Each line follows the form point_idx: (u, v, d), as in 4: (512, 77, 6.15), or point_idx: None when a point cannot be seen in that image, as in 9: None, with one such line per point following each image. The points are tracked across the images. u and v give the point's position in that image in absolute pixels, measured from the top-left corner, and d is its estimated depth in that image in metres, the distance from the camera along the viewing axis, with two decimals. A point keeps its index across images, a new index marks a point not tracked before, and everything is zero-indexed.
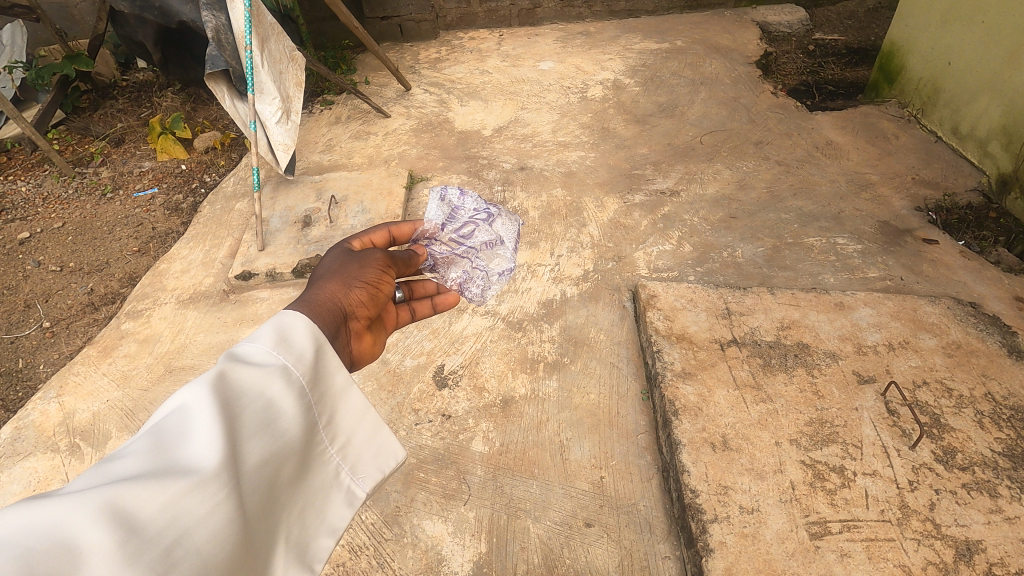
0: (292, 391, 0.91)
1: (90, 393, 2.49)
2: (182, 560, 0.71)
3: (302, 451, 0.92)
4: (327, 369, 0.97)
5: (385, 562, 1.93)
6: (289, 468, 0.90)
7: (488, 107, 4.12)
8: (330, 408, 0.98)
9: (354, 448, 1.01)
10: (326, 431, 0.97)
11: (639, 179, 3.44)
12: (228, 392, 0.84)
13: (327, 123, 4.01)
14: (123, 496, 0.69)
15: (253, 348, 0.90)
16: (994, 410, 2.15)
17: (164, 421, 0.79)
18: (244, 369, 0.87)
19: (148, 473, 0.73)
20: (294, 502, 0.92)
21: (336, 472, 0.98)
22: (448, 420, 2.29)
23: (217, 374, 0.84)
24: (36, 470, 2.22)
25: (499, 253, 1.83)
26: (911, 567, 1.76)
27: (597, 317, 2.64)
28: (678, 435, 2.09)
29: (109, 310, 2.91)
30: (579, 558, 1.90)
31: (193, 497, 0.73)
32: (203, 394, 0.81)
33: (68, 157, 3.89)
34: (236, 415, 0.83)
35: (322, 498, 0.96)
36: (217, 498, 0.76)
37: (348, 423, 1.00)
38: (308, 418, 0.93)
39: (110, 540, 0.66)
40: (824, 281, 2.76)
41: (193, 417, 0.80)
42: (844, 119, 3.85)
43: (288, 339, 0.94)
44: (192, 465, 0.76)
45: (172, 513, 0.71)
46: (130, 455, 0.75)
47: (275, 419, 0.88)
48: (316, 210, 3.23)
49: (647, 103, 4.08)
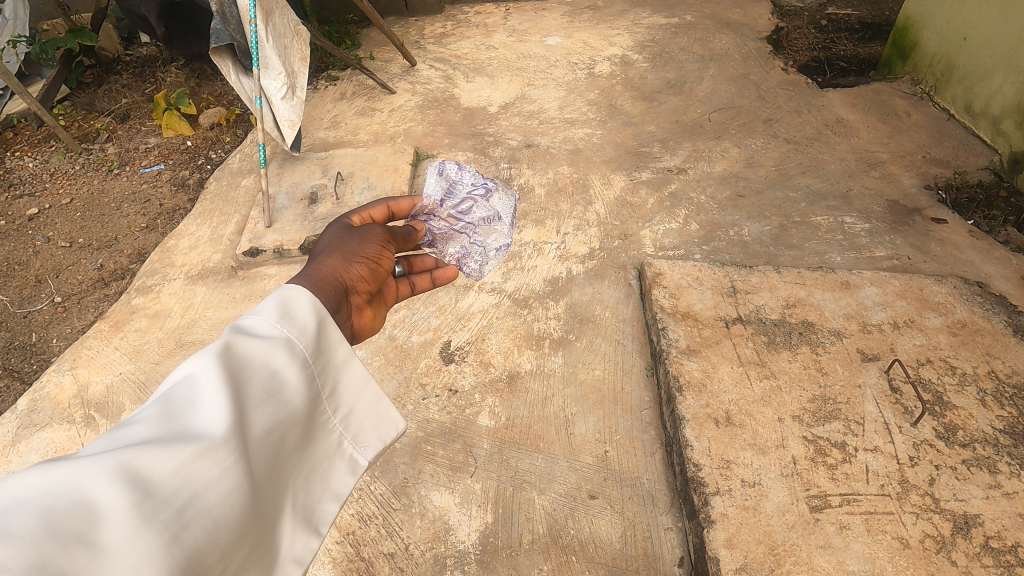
0: (295, 363, 0.92)
1: (103, 366, 2.53)
2: (195, 520, 0.74)
3: (307, 421, 0.95)
4: (329, 342, 0.99)
5: (394, 531, 1.98)
6: (294, 436, 0.93)
7: (494, 84, 4.07)
8: (332, 380, 1.00)
9: (356, 418, 1.03)
10: (330, 402, 0.99)
11: (646, 157, 3.41)
12: (234, 362, 0.86)
13: (332, 99, 3.99)
14: (135, 460, 0.71)
15: (257, 320, 0.92)
16: (996, 388, 2.17)
17: (173, 390, 0.82)
18: (249, 341, 0.89)
19: (159, 438, 0.75)
20: (300, 469, 0.94)
21: (338, 441, 1.01)
22: (455, 395, 2.32)
23: (222, 345, 0.86)
24: (53, 440, 2.27)
25: (496, 229, 1.85)
26: (909, 540, 1.80)
27: (603, 295, 2.65)
28: (681, 411, 2.12)
29: (119, 285, 2.94)
30: (583, 529, 1.95)
31: (202, 461, 0.75)
32: (211, 364, 0.83)
33: (74, 133, 3.88)
34: (241, 385, 0.85)
35: (325, 465, 0.99)
36: (226, 463, 0.78)
37: (350, 395, 1.02)
38: (312, 389, 0.95)
39: (125, 500, 0.68)
40: (830, 260, 2.76)
41: (201, 387, 0.82)
42: (856, 96, 3.79)
43: (291, 312, 0.95)
44: (201, 431, 0.78)
45: (181, 476, 0.73)
46: (141, 422, 0.77)
47: (280, 388, 0.90)
48: (322, 187, 3.23)
49: (655, 80, 4.03)
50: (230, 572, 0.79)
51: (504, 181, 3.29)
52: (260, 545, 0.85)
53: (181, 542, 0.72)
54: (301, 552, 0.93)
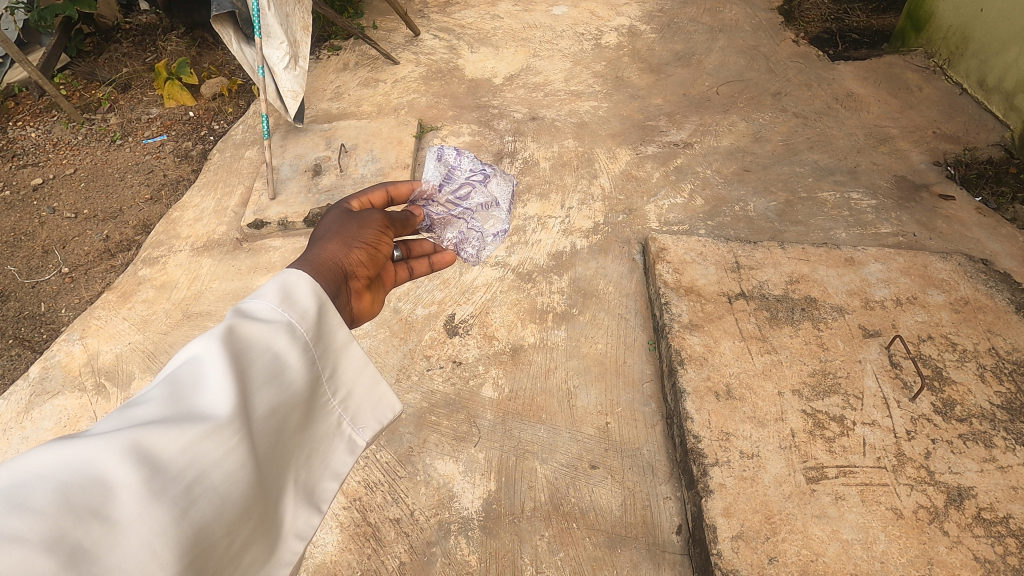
0: (297, 346, 0.94)
1: (112, 336, 2.56)
2: (202, 496, 0.76)
3: (309, 401, 0.96)
4: (330, 325, 1.00)
5: (399, 497, 2.03)
6: (296, 416, 0.94)
7: (499, 54, 4.01)
8: (331, 363, 1.00)
9: (355, 400, 1.03)
10: (329, 384, 1.00)
11: (653, 131, 3.38)
12: (237, 345, 0.87)
13: (335, 69, 3.93)
14: (143, 439, 0.73)
15: (259, 304, 0.93)
16: (996, 365, 2.18)
17: (179, 371, 0.84)
18: (251, 325, 0.90)
19: (167, 418, 0.77)
20: (302, 448, 0.96)
21: (338, 422, 1.01)
22: (459, 366, 2.35)
23: (226, 328, 0.88)
24: (66, 407, 2.32)
25: (494, 214, 1.86)
26: (902, 511, 1.84)
27: (606, 269, 2.66)
28: (683, 384, 2.15)
29: (125, 256, 2.95)
30: (584, 497, 1.99)
31: (208, 441, 0.77)
32: (214, 347, 0.85)
33: (75, 102, 3.84)
34: (244, 367, 0.87)
35: (327, 444, 1.00)
36: (231, 442, 0.80)
37: (349, 377, 1.03)
38: (312, 371, 0.96)
39: (135, 476, 0.71)
40: (835, 236, 2.75)
41: (206, 369, 0.84)
42: (867, 70, 3.72)
43: (292, 297, 0.96)
44: (207, 412, 0.80)
45: (189, 455, 0.75)
46: (149, 402, 0.80)
47: (282, 370, 0.91)
48: (326, 159, 3.22)
49: (662, 51, 3.96)
50: (237, 545, 0.81)
51: (509, 154, 3.26)
52: (265, 521, 0.86)
53: (190, 518, 0.74)
54: (303, 528, 0.94)
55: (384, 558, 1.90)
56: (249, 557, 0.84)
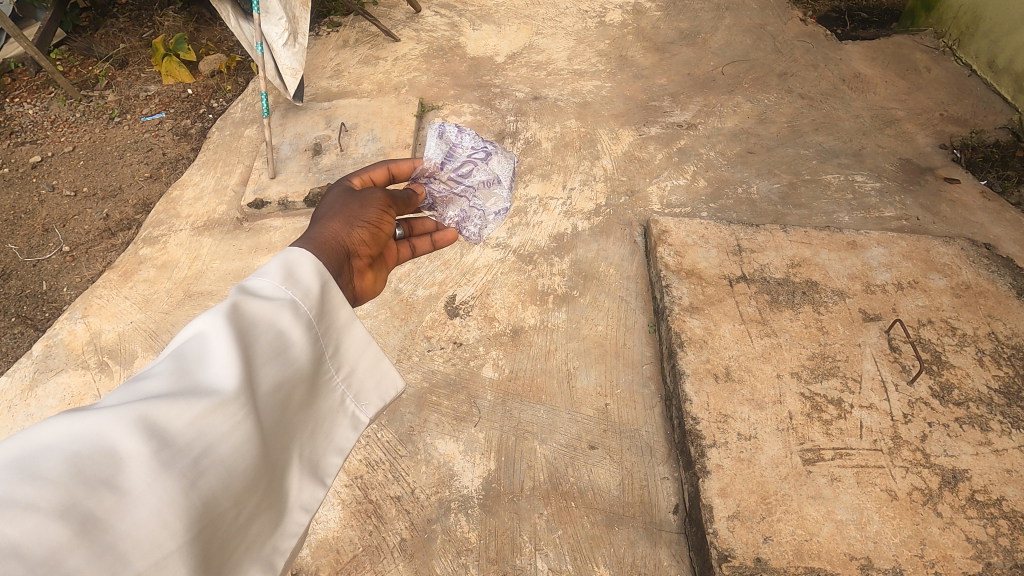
0: (301, 323, 0.94)
1: (114, 314, 2.57)
2: (209, 469, 0.77)
3: (312, 378, 0.96)
4: (332, 304, 1.00)
5: (400, 475, 2.05)
6: (300, 392, 0.94)
7: (501, 32, 3.95)
8: (334, 341, 1.00)
9: (357, 377, 1.04)
10: (332, 361, 1.00)
11: (656, 111, 3.34)
12: (241, 322, 0.88)
13: (335, 46, 3.87)
14: (150, 411, 0.74)
15: (262, 282, 0.94)
16: (995, 349, 2.19)
17: (185, 347, 0.84)
18: (255, 302, 0.90)
19: (173, 392, 0.78)
20: (307, 423, 0.96)
21: (341, 399, 1.02)
22: (459, 347, 2.36)
23: (229, 305, 0.88)
24: (69, 385, 2.34)
25: (496, 192, 1.83)
26: (897, 492, 1.86)
27: (608, 251, 2.66)
28: (682, 365, 2.16)
29: (125, 235, 2.94)
30: (582, 476, 2.02)
31: (214, 415, 0.78)
32: (219, 324, 0.85)
33: (72, 78, 3.80)
34: (249, 344, 0.87)
35: (330, 420, 1.00)
36: (238, 416, 0.81)
37: (352, 354, 1.03)
38: (316, 349, 0.97)
39: (144, 448, 0.72)
40: (838, 220, 2.74)
41: (211, 345, 0.84)
42: (875, 49, 3.66)
43: (295, 274, 0.96)
44: (213, 387, 0.80)
45: (195, 428, 0.76)
46: (156, 376, 0.80)
47: (286, 347, 0.91)
48: (326, 138, 3.19)
49: (668, 30, 3.90)
50: (244, 516, 0.82)
51: (510, 135, 3.23)
52: (269, 494, 0.87)
53: (198, 491, 0.75)
54: (308, 501, 0.95)
55: (384, 534, 1.93)
56: (255, 528, 0.85)
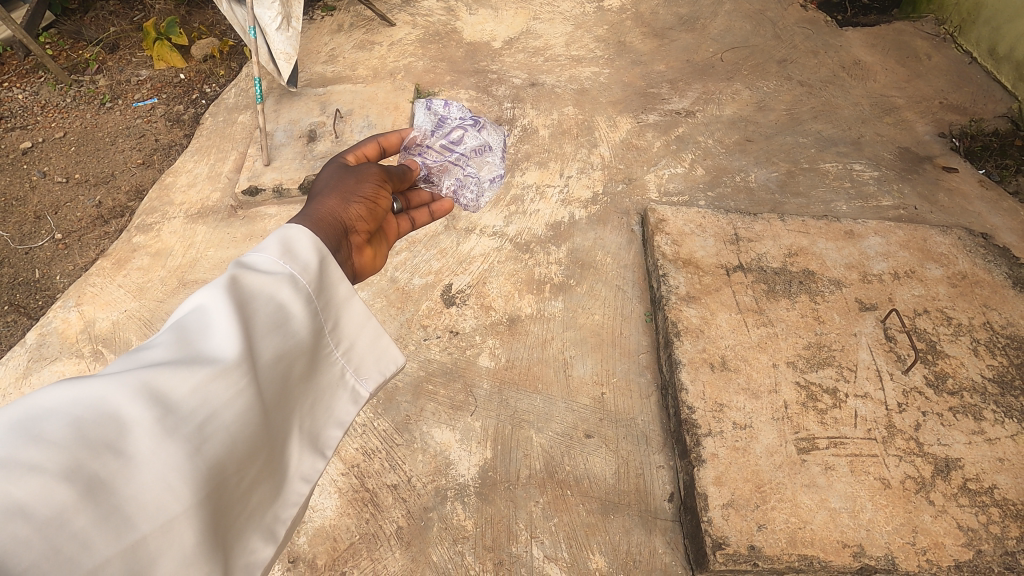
0: (300, 297, 0.93)
1: (108, 303, 2.55)
2: (213, 435, 0.76)
3: (312, 352, 0.96)
4: (330, 280, 0.98)
5: (397, 464, 2.06)
6: (301, 365, 0.94)
7: (498, 17, 3.89)
8: (332, 317, 0.99)
9: (357, 352, 1.03)
10: (332, 337, 0.99)
11: (655, 98, 3.30)
12: (242, 294, 0.87)
13: (329, 30, 3.81)
14: (152, 378, 0.73)
15: (261, 257, 0.93)
16: (990, 339, 2.20)
17: (185, 317, 0.83)
18: (254, 275, 0.89)
19: (176, 360, 0.77)
20: (308, 395, 0.96)
21: (340, 374, 1.01)
22: (456, 336, 2.35)
23: (229, 277, 0.87)
24: (64, 373, 2.33)
25: (489, 160, 1.81)
26: (890, 480, 1.88)
27: (605, 240, 2.64)
28: (678, 355, 2.16)
29: (119, 222, 2.92)
30: (578, 465, 2.03)
31: (217, 382, 0.77)
32: (218, 295, 0.84)
33: (62, 63, 3.73)
34: (249, 315, 0.86)
35: (330, 394, 1.00)
36: (240, 385, 0.80)
37: (351, 329, 1.02)
38: (316, 323, 0.96)
39: (148, 414, 0.71)
40: (836, 209, 2.73)
41: (211, 315, 0.83)
42: (876, 36, 3.62)
43: (293, 250, 0.95)
44: (215, 355, 0.80)
45: (198, 395, 0.75)
46: (157, 345, 0.79)
47: (286, 320, 0.91)
48: (321, 124, 3.16)
49: (667, 15, 3.85)
50: (247, 484, 0.82)
51: (507, 122, 3.20)
52: (270, 463, 0.87)
53: (202, 457, 0.75)
54: (308, 472, 0.95)
55: (381, 523, 1.94)
56: (256, 497, 0.85)
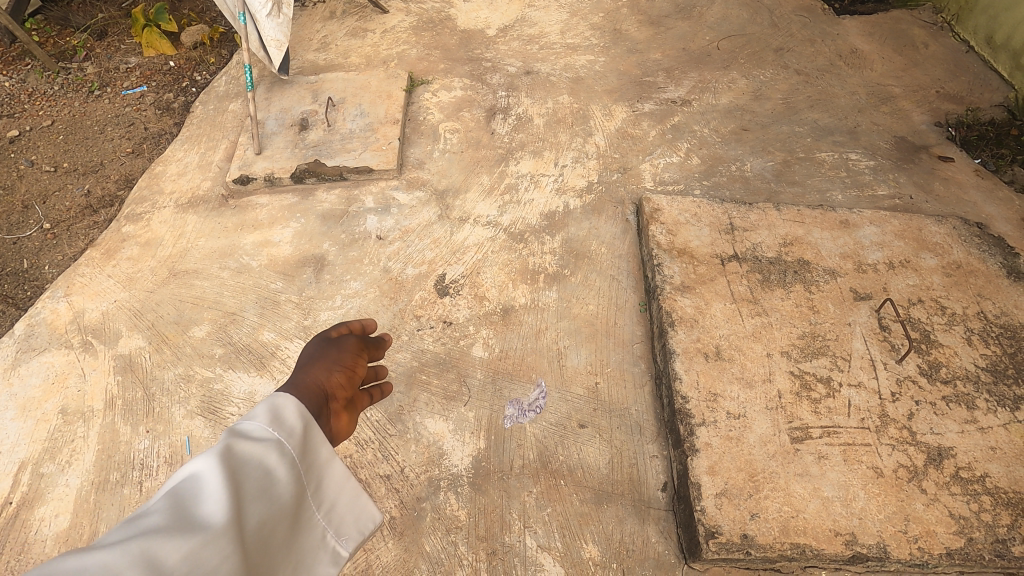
0: (286, 463, 0.94)
1: (97, 293, 2.52)
2: None
3: (294, 514, 0.96)
4: (314, 444, 1.00)
5: (389, 454, 2.05)
6: (283, 528, 0.94)
7: (492, 4, 3.85)
8: (314, 481, 1.00)
9: (335, 513, 1.03)
10: (312, 499, 1.00)
11: (650, 87, 3.28)
12: (234, 461, 0.88)
13: (321, 17, 3.76)
14: (150, 547, 0.73)
15: (251, 424, 0.94)
16: (983, 328, 2.20)
17: (178, 484, 0.83)
18: (246, 443, 0.91)
19: (171, 528, 0.77)
20: (286, 557, 0.95)
21: (318, 536, 1.01)
22: (449, 327, 2.34)
23: (223, 446, 0.88)
24: (53, 364, 2.30)
25: None
26: (883, 469, 1.88)
27: (599, 230, 2.63)
28: (672, 345, 2.15)
29: (108, 212, 2.88)
30: (572, 455, 2.02)
31: (210, 550, 0.78)
32: (212, 464, 0.85)
33: (49, 49, 3.67)
34: (240, 481, 0.87)
35: (307, 556, 0.99)
36: (231, 551, 0.80)
37: (330, 492, 1.02)
38: (300, 485, 0.97)
39: None
40: (831, 198, 2.72)
41: (205, 482, 0.84)
42: (873, 25, 3.60)
43: (281, 417, 0.97)
44: (208, 522, 0.80)
45: (194, 564, 0.75)
46: (150, 514, 0.78)
47: (273, 485, 0.92)
48: (312, 113, 3.11)
49: (663, 3, 3.81)
50: None
51: (502, 110, 3.17)
52: None
53: None
54: None
55: None
56: None
